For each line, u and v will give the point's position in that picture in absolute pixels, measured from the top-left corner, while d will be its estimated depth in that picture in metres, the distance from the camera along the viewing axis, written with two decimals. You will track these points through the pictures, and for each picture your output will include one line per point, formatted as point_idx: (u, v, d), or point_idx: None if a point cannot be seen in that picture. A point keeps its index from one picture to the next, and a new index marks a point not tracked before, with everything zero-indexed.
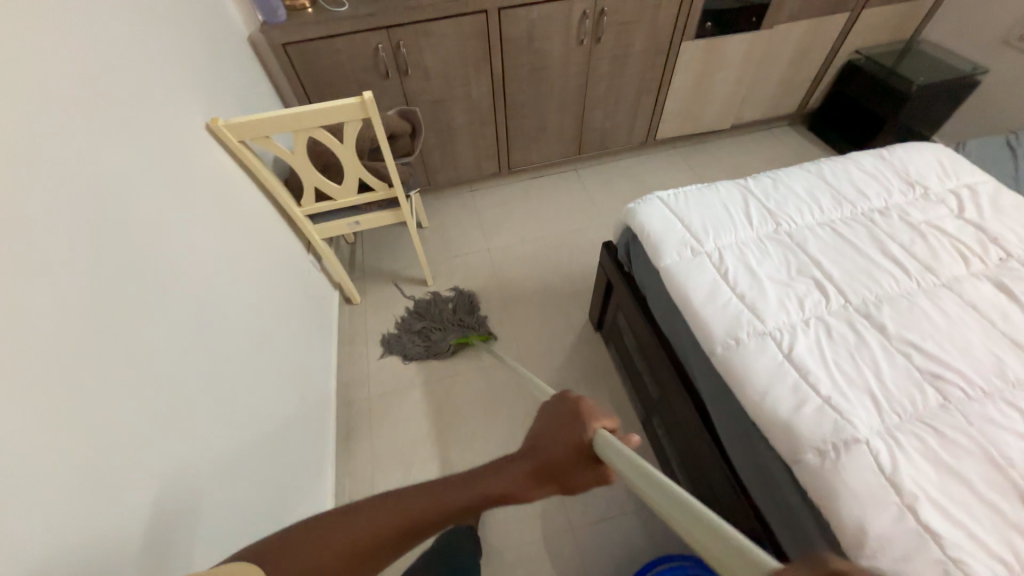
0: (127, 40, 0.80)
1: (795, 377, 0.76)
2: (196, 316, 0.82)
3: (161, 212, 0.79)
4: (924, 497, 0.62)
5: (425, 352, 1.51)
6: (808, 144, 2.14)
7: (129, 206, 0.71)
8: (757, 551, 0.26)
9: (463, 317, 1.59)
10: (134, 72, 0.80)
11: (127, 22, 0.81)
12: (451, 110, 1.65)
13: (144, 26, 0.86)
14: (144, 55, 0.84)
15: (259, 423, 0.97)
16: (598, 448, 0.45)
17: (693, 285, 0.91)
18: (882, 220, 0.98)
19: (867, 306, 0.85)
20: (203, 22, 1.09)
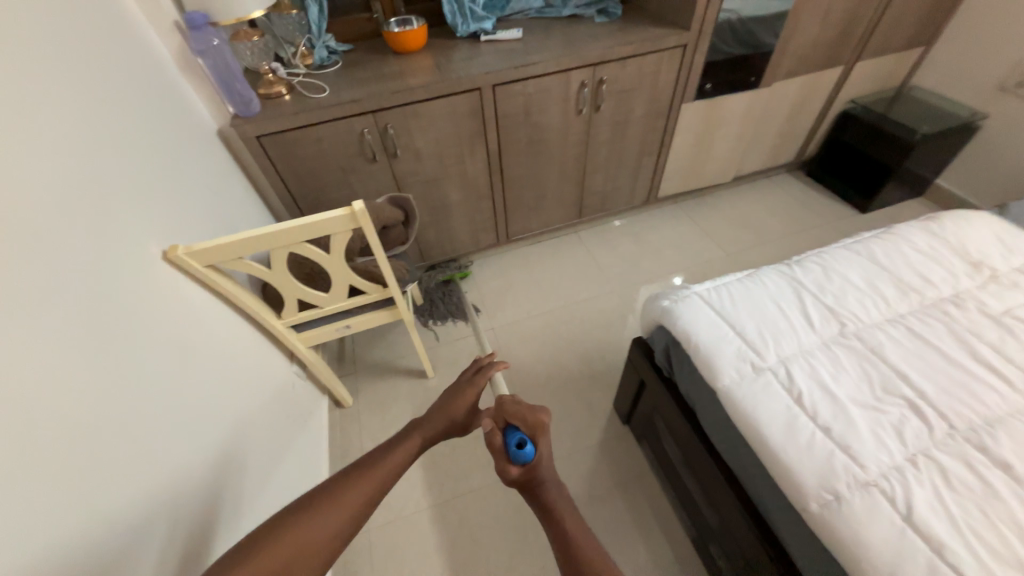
0: (75, 173, 0.64)
1: (928, 553, 0.60)
2: (155, 515, 0.62)
3: (123, 390, 0.62)
4: None
5: (456, 304, 1.70)
6: (811, 192, 2.07)
7: (67, 396, 0.53)
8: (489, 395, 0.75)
9: (437, 265, 1.80)
10: (89, 210, 0.64)
11: (81, 150, 0.66)
12: (445, 187, 1.52)
13: (106, 148, 0.72)
14: (103, 185, 0.69)
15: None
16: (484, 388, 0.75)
17: (764, 413, 0.75)
18: (958, 313, 0.86)
19: (978, 433, 0.70)
20: (171, 125, 0.95)
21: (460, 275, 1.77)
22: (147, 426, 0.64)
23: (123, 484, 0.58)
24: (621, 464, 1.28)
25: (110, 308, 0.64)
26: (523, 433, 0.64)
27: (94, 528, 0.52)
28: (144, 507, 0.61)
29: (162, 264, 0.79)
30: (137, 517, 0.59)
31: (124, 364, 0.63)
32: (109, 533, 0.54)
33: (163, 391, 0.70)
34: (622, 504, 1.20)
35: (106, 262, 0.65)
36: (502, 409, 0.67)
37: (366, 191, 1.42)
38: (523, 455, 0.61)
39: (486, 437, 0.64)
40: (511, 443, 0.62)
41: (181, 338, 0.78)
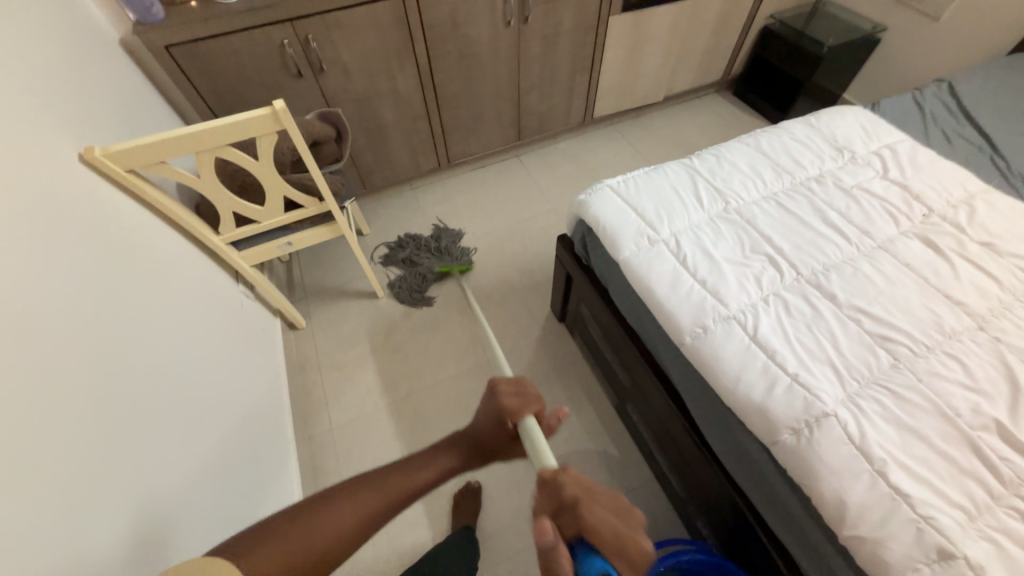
0: None
1: (764, 359, 0.77)
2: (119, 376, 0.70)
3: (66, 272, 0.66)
4: (891, 461, 0.66)
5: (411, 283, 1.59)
6: (736, 110, 2.20)
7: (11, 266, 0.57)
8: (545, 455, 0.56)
9: (440, 249, 1.64)
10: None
11: None
12: (377, 106, 1.51)
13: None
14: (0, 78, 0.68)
15: (221, 486, 0.86)
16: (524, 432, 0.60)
17: (655, 274, 0.89)
18: (819, 188, 1.02)
19: (817, 276, 0.88)
20: (66, 28, 0.91)
21: (459, 268, 1.59)
22: (97, 308, 0.70)
23: (85, 350, 0.64)
24: (558, 355, 1.45)
25: (35, 199, 0.66)
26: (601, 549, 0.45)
27: (70, 377, 0.60)
28: (112, 372, 0.68)
29: (79, 168, 0.79)
30: (105, 377, 0.66)
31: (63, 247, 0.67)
32: (82, 383, 0.62)
33: (106, 282, 0.74)
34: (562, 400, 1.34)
35: (19, 154, 0.66)
36: (579, 509, 0.46)
37: (295, 110, 1.40)
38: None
39: (550, 559, 0.43)
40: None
41: (113, 239, 0.81)
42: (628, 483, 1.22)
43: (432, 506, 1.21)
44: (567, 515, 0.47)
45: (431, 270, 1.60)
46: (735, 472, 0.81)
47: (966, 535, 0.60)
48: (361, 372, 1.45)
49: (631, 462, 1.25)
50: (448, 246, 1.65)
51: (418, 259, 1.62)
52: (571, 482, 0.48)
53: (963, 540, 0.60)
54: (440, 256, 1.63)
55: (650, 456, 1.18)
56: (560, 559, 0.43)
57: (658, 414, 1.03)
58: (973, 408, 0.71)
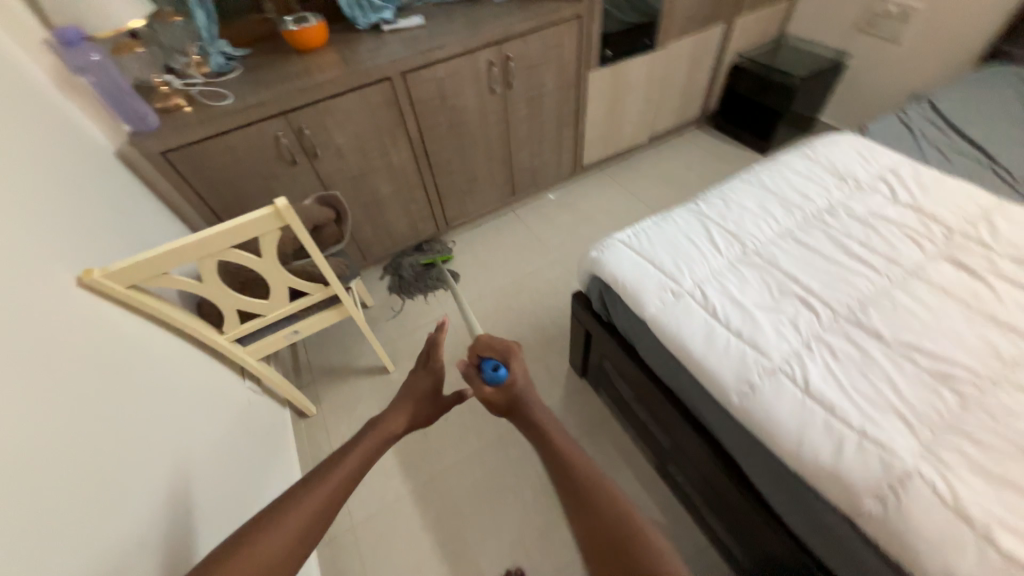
0: None
1: (823, 414, 0.71)
2: (126, 521, 0.62)
3: (66, 412, 0.60)
4: (996, 522, 0.59)
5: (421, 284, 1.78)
6: (718, 142, 2.25)
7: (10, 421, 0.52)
8: None
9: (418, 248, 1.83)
10: None
11: None
12: (373, 182, 1.52)
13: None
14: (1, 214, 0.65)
15: None
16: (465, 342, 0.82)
17: (686, 330, 0.85)
18: (833, 219, 1.00)
19: (855, 313, 0.84)
20: (64, 150, 0.90)
21: (442, 258, 1.80)
22: (103, 445, 0.64)
23: (87, 502, 0.57)
24: (584, 414, 1.37)
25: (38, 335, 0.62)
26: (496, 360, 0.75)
27: (69, 540, 0.53)
28: (115, 518, 0.61)
29: (79, 291, 0.75)
30: (109, 531, 0.59)
31: (61, 386, 0.61)
32: (82, 546, 0.54)
33: (112, 413, 0.69)
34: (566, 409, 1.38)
35: (18, 291, 0.62)
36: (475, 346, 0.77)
37: (292, 196, 1.39)
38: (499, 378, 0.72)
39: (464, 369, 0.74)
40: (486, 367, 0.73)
41: (119, 362, 0.76)
42: (683, 553, 1.11)
43: None
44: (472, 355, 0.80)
45: (415, 262, 1.78)
46: (812, 543, 0.73)
47: None
48: None
49: (682, 526, 1.15)
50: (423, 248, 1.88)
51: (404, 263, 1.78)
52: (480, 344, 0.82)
53: None
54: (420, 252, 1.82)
55: (704, 520, 1.08)
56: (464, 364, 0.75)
57: (708, 477, 0.96)
58: None
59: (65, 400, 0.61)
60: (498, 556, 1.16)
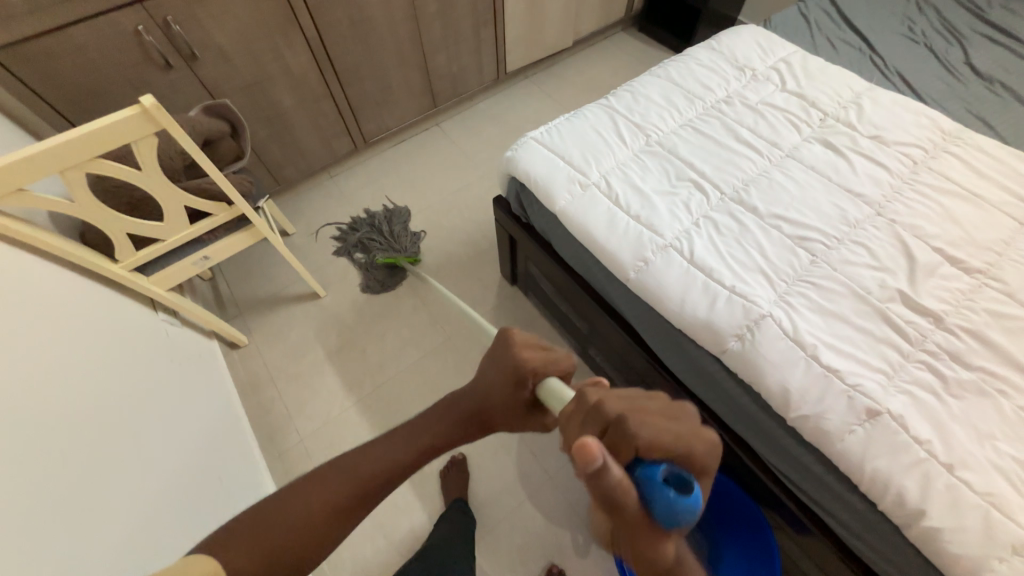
0: None
1: (703, 278, 0.81)
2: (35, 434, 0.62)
3: None
4: (821, 344, 0.73)
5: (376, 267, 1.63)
6: (644, 46, 2.21)
7: None
8: (560, 390, 0.48)
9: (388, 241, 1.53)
10: None
11: None
12: (272, 91, 1.37)
13: None
14: None
15: (180, 525, 0.81)
16: (557, 396, 0.48)
17: (592, 218, 0.91)
18: (729, 108, 1.06)
19: (738, 192, 0.93)
20: None
21: (408, 260, 1.52)
22: None
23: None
24: (517, 317, 1.46)
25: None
26: (675, 469, 0.38)
27: None
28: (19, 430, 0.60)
29: None
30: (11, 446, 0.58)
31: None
32: None
33: None
34: (505, 321, 1.45)
35: None
36: (644, 444, 0.39)
37: (175, 108, 1.23)
38: (686, 518, 0.37)
39: (614, 482, 0.35)
40: (659, 489, 0.36)
41: None
42: None
43: (422, 488, 1.21)
44: (618, 440, 0.39)
45: (376, 259, 1.51)
46: (694, 387, 0.87)
47: (886, 393, 0.69)
48: (319, 376, 1.39)
49: None
50: (398, 235, 1.55)
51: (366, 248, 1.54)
52: (604, 395, 0.43)
53: (884, 397, 0.69)
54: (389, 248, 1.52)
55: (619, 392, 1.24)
56: (615, 476, 0.35)
57: (618, 351, 1.08)
58: (881, 285, 0.80)
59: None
60: None
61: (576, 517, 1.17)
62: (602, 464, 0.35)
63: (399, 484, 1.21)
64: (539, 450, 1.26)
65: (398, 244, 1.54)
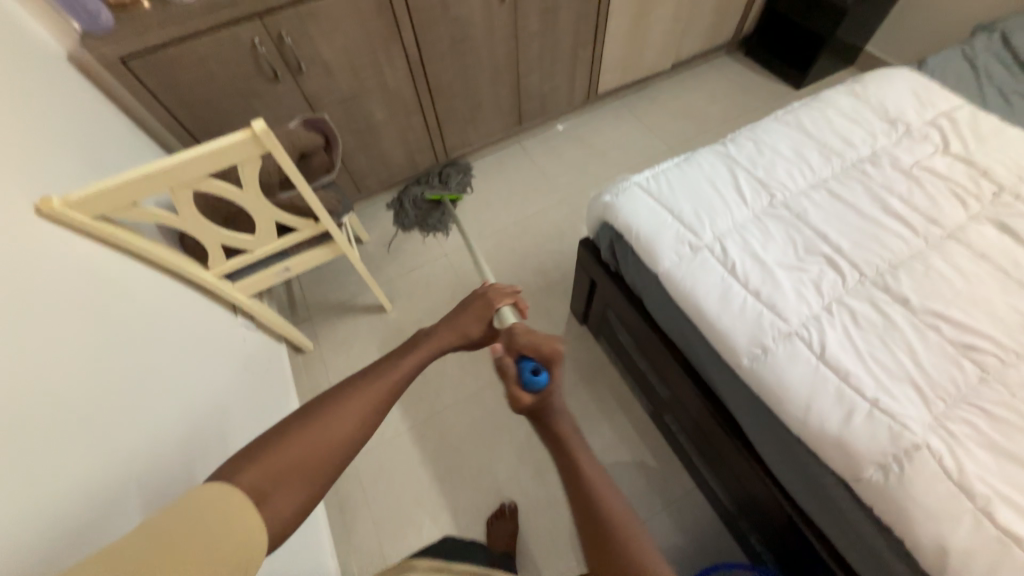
0: None
1: (837, 383, 0.68)
2: (124, 462, 0.62)
3: (46, 358, 0.57)
4: (996, 497, 0.59)
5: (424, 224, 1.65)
6: (750, 73, 2.03)
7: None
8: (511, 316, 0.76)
9: (434, 179, 1.69)
10: None
11: None
12: (366, 104, 1.37)
13: None
14: None
15: None
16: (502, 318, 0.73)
17: (701, 287, 0.80)
18: (874, 170, 0.91)
19: (883, 277, 0.78)
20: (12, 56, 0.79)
21: (451, 198, 1.65)
22: (91, 392, 0.61)
23: (76, 451, 0.55)
24: (584, 360, 1.36)
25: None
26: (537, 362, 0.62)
27: (63, 488, 0.52)
28: (112, 460, 0.60)
29: (39, 223, 0.68)
30: (104, 471, 0.58)
31: (25, 327, 0.56)
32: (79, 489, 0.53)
33: (92, 355, 0.65)
34: (571, 363, 1.36)
35: None
36: (515, 340, 0.64)
37: (276, 117, 1.26)
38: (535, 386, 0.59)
39: (497, 368, 0.62)
40: (524, 370, 0.60)
41: (91, 301, 0.70)
42: (669, 494, 1.16)
43: (466, 532, 1.16)
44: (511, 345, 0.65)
45: (424, 197, 1.65)
46: (804, 503, 0.74)
47: None
48: None
49: (670, 469, 1.19)
50: (439, 176, 1.70)
51: (413, 191, 1.67)
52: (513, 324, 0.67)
53: None
54: (433, 185, 1.68)
55: (693, 467, 1.11)
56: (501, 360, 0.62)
57: (703, 430, 0.96)
58: None
59: (35, 346, 0.56)
60: (493, 490, 1.21)
61: None
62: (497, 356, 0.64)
63: (444, 523, 1.17)
64: None
65: (440, 182, 1.69)
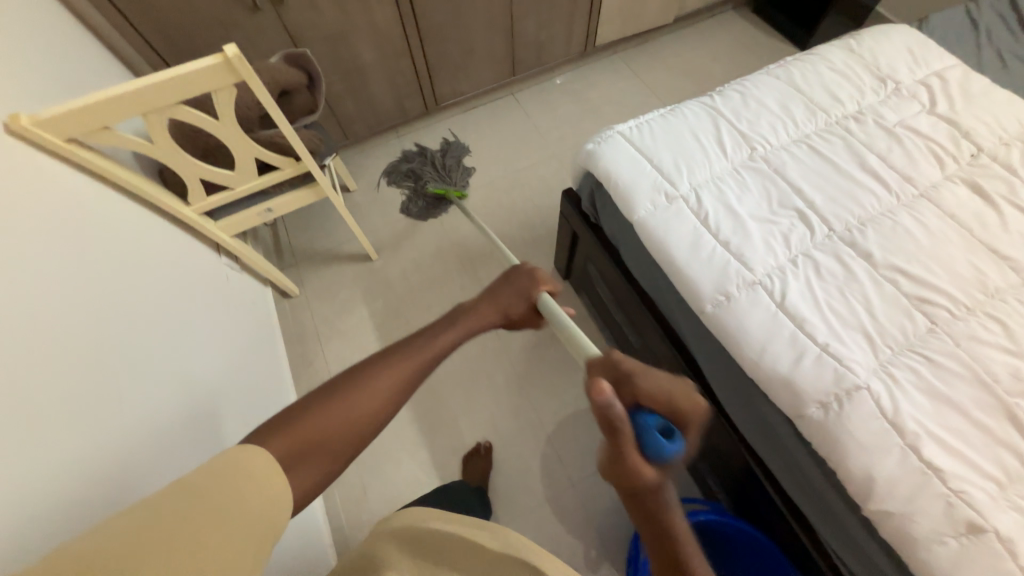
0: None
1: (792, 329, 0.71)
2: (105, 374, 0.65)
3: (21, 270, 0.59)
4: (925, 435, 0.63)
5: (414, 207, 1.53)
6: (754, 30, 1.96)
7: None
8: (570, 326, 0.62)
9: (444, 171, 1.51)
10: None
11: None
12: (352, 43, 1.33)
13: None
14: None
15: None
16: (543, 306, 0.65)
17: (673, 236, 0.81)
18: (857, 127, 0.90)
19: (851, 232, 0.80)
20: None
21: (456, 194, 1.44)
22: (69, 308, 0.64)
23: (56, 359, 0.58)
24: None
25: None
26: (662, 417, 0.49)
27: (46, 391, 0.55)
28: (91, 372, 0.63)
29: (9, 141, 0.67)
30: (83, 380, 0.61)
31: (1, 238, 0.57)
32: (61, 393, 0.57)
33: (68, 277, 0.67)
34: None
35: None
36: (643, 388, 0.49)
37: (257, 52, 1.22)
38: (670, 456, 0.46)
39: (616, 419, 0.45)
40: (655, 432, 0.47)
41: (66, 224, 0.71)
42: None
43: (443, 469, 1.22)
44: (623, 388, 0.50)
45: (427, 189, 1.47)
46: (754, 443, 0.79)
47: (995, 507, 0.59)
48: (361, 339, 1.40)
49: None
50: (451, 170, 1.52)
51: (420, 174, 1.50)
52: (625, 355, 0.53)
53: (994, 513, 0.58)
54: (442, 177, 1.49)
55: None
56: (619, 413, 0.44)
57: None
58: (1012, 374, 0.67)
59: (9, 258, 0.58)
60: (470, 431, 1.27)
61: (592, 531, 1.14)
62: (610, 402, 0.44)
63: (422, 459, 1.23)
64: (565, 455, 1.23)
65: (450, 176, 1.51)
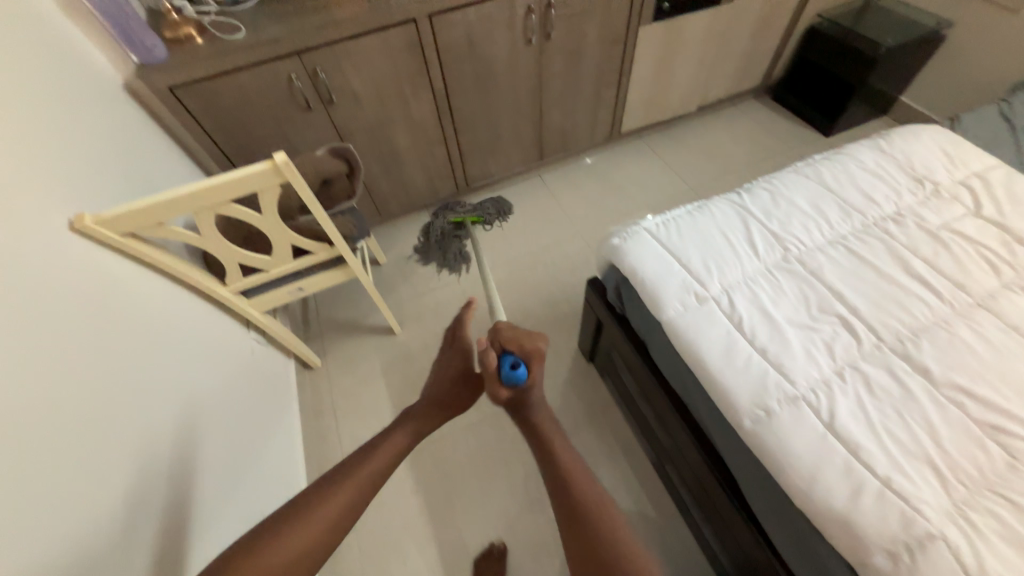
0: None
1: (845, 456, 0.64)
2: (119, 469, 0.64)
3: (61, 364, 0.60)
4: None
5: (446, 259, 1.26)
6: (777, 117, 2.01)
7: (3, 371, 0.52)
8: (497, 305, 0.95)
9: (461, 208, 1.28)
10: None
11: None
12: (392, 134, 1.43)
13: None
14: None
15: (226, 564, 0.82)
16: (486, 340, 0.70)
17: (705, 340, 0.78)
18: (897, 229, 0.87)
19: (902, 343, 0.74)
20: (73, 83, 0.87)
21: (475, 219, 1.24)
22: (101, 400, 0.65)
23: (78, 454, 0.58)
24: (588, 400, 1.33)
25: (20, 281, 0.59)
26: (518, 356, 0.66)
27: (58, 496, 0.53)
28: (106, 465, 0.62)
29: (72, 237, 0.73)
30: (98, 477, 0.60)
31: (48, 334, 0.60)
32: (70, 495, 0.55)
33: (106, 366, 0.68)
34: (574, 402, 1.32)
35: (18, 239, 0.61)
36: (499, 335, 0.69)
37: (306, 143, 1.33)
38: (519, 382, 0.63)
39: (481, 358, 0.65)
40: (505, 365, 0.64)
41: (112, 309, 0.74)
42: (670, 553, 1.09)
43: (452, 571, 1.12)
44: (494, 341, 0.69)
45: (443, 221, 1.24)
46: None
47: None
48: (377, 416, 1.37)
49: (671, 526, 1.12)
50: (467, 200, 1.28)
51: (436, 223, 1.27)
52: (504, 327, 0.70)
53: None
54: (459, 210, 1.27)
55: (695, 526, 1.05)
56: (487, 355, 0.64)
57: (705, 490, 0.90)
58: None
59: (53, 353, 0.60)
60: (484, 528, 1.17)
61: None
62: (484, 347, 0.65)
63: (430, 559, 1.13)
64: None
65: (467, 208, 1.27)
